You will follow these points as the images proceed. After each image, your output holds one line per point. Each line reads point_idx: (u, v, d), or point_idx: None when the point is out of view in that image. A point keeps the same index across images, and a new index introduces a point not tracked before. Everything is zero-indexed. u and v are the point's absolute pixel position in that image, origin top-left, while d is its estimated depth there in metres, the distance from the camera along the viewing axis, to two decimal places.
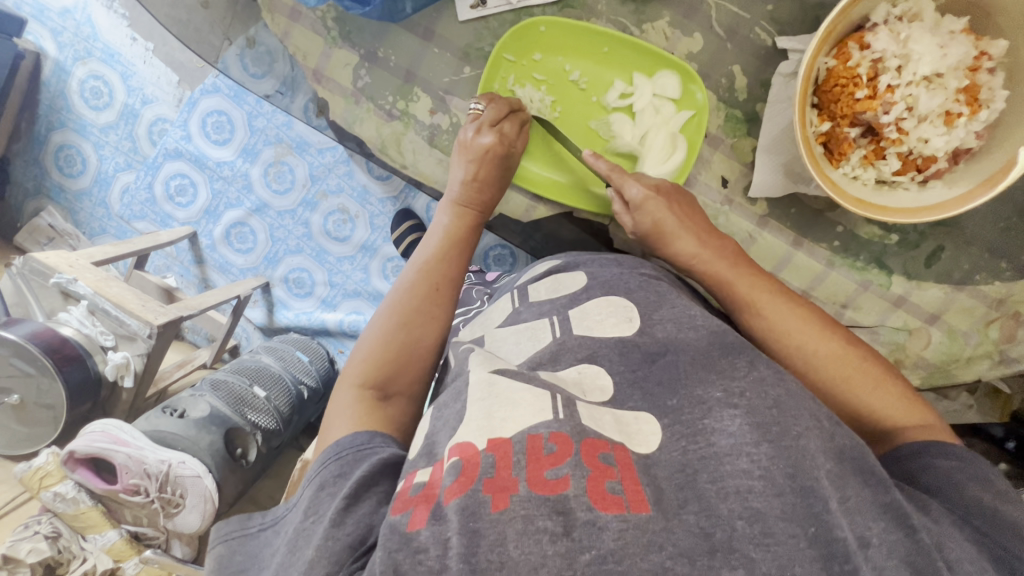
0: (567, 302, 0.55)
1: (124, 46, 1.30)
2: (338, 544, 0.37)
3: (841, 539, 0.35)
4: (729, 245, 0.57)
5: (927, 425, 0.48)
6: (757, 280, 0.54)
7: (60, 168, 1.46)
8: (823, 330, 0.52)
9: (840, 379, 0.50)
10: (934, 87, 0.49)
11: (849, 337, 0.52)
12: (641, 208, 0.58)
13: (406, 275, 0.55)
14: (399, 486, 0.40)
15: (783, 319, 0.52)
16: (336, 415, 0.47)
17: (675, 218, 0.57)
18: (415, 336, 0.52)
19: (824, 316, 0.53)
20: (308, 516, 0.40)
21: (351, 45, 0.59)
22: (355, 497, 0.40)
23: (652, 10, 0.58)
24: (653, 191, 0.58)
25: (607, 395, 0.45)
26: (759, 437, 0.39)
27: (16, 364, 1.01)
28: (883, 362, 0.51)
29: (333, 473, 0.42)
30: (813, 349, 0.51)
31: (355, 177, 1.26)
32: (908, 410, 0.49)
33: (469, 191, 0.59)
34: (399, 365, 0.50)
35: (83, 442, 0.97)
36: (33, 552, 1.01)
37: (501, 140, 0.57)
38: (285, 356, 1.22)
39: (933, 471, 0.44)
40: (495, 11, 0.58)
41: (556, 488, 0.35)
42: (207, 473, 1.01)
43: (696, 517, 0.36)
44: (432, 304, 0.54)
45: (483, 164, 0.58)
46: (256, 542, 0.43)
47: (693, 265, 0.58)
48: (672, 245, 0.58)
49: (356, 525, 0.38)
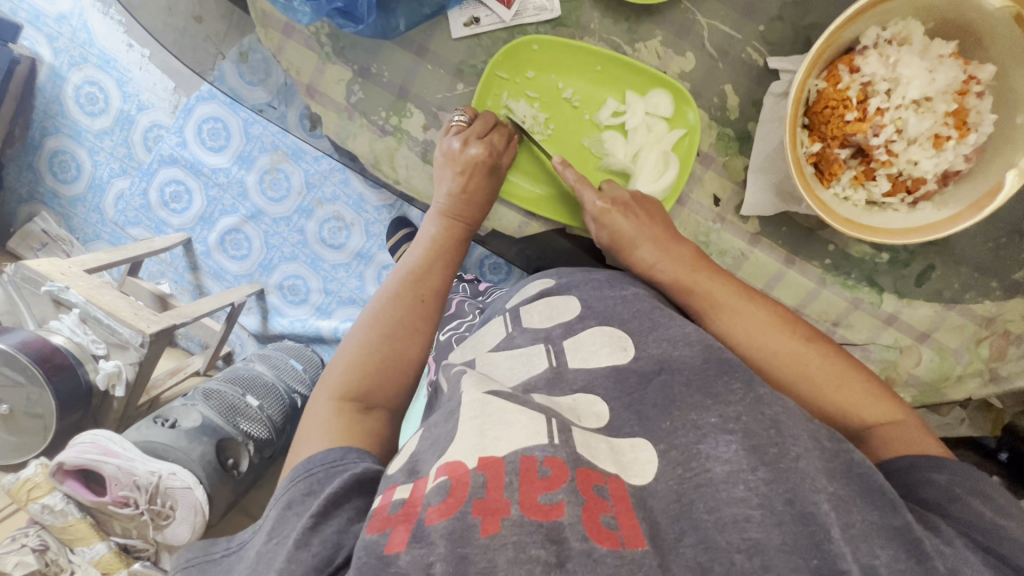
0: (560, 334, 0.54)
1: (119, 52, 1.30)
2: (303, 566, 0.37)
3: (847, 570, 0.35)
4: (686, 248, 0.58)
5: (901, 421, 0.50)
6: (717, 281, 0.56)
7: (54, 173, 1.46)
8: (784, 330, 0.53)
9: (806, 379, 0.51)
10: (923, 111, 0.50)
11: (809, 333, 0.54)
12: (601, 220, 0.60)
13: (389, 285, 0.56)
14: (377, 502, 0.40)
15: (745, 320, 0.54)
16: (314, 428, 0.47)
17: (632, 226, 0.59)
18: (398, 348, 0.52)
19: (784, 314, 0.55)
20: (272, 537, 0.40)
21: (345, 61, 0.59)
22: (323, 516, 0.40)
23: (644, 29, 0.58)
24: (611, 204, 0.59)
25: (602, 420, 0.45)
26: (755, 461, 0.39)
27: (6, 374, 1.00)
28: (848, 357, 0.53)
29: (301, 491, 0.42)
30: (776, 350, 0.52)
31: (351, 185, 1.26)
32: (878, 405, 0.50)
33: (457, 203, 0.60)
34: (381, 376, 0.51)
35: (70, 454, 0.95)
36: (18, 565, 1.00)
37: (489, 151, 0.59)
38: (279, 364, 1.21)
39: (933, 486, 0.44)
40: (489, 29, 0.59)
41: (550, 514, 0.35)
42: (197, 484, 1.00)
43: (693, 551, 0.36)
44: (417, 315, 0.55)
45: (475, 178, 0.59)
46: (217, 566, 0.43)
47: (657, 275, 0.59)
48: (633, 254, 0.59)
49: (324, 545, 0.38)
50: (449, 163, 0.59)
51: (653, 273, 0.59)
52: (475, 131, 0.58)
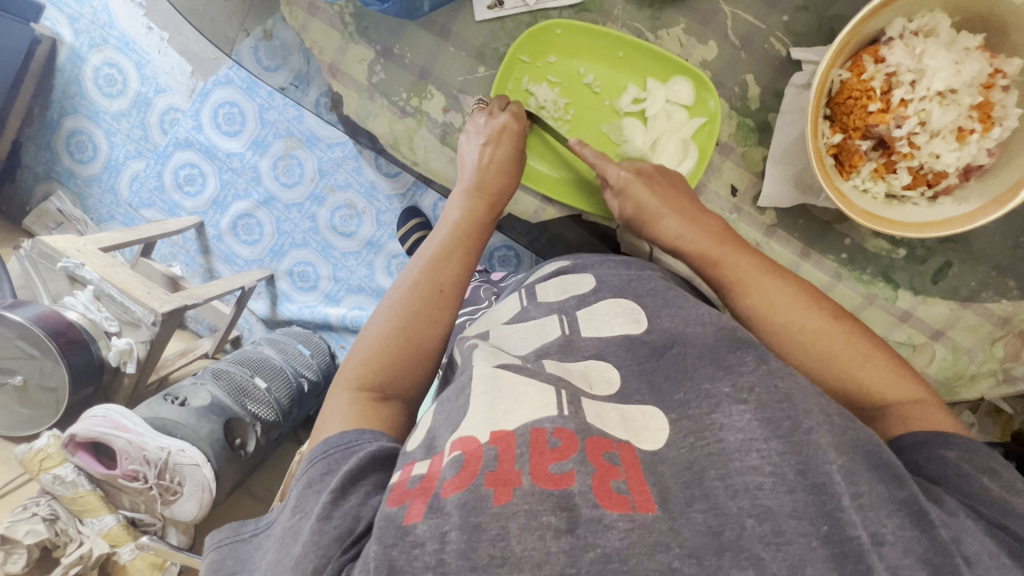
0: (575, 304, 0.55)
1: (139, 35, 1.31)
2: (326, 538, 0.37)
3: (855, 537, 0.35)
4: (714, 221, 0.57)
5: (920, 401, 0.49)
6: (743, 258, 0.55)
7: (72, 153, 1.47)
8: (809, 306, 0.52)
9: (826, 357, 0.51)
10: (948, 103, 0.50)
11: (834, 312, 0.52)
12: (624, 191, 0.58)
13: (409, 274, 0.55)
14: (395, 478, 0.40)
15: (768, 296, 0.53)
16: (329, 414, 0.47)
17: (659, 199, 0.58)
18: (417, 338, 0.51)
19: (811, 292, 0.54)
20: (296, 514, 0.41)
21: (367, 41, 0.59)
22: (342, 492, 0.40)
23: (667, 16, 0.59)
24: (635, 174, 0.58)
25: (613, 386, 0.46)
26: (769, 432, 0.39)
27: (21, 346, 1.01)
28: (868, 334, 0.52)
29: (320, 471, 0.42)
30: (801, 327, 0.51)
31: (364, 173, 1.26)
32: (899, 385, 0.49)
33: (485, 175, 0.59)
34: (398, 370, 0.50)
35: (83, 426, 0.96)
36: (30, 534, 1.01)
37: (515, 119, 0.58)
38: (286, 348, 1.23)
39: (940, 463, 0.44)
40: (511, 12, 0.59)
41: (560, 483, 0.35)
42: (205, 462, 1.01)
43: (704, 516, 0.36)
44: (436, 304, 0.53)
45: (503, 145, 0.58)
46: (247, 547, 0.43)
47: (681, 247, 0.58)
48: (658, 227, 0.58)
49: (344, 517, 0.38)
50: (474, 136, 0.58)
51: (677, 244, 0.58)
52: (497, 105, 0.59)
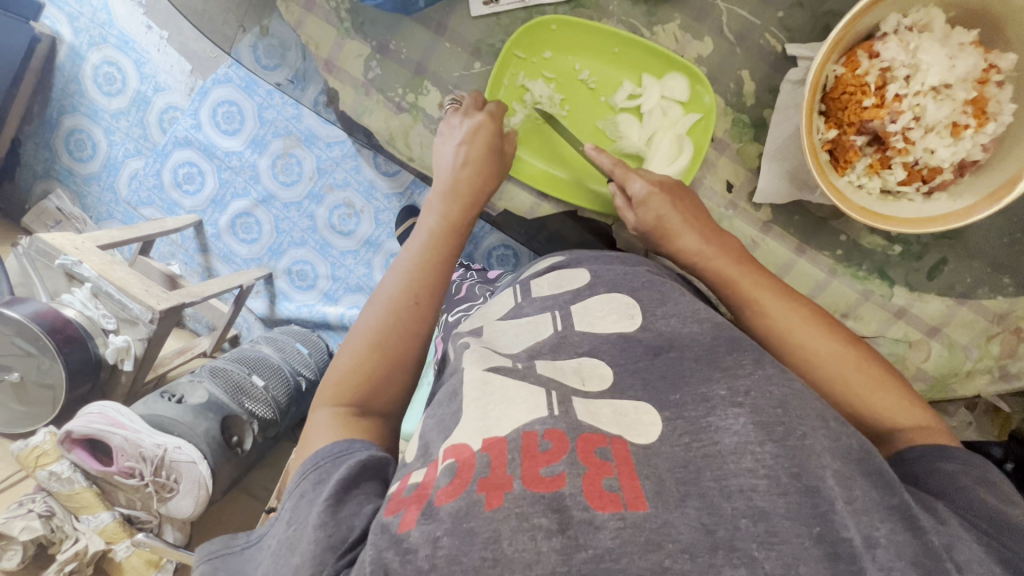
0: (570, 298, 0.55)
1: (138, 33, 1.31)
2: (320, 546, 0.37)
3: (847, 539, 0.35)
4: (731, 242, 0.57)
5: (930, 428, 0.48)
6: (758, 278, 0.55)
7: (71, 151, 1.47)
8: (823, 328, 0.52)
9: (837, 379, 0.50)
10: (942, 98, 0.50)
11: (847, 336, 0.52)
12: (644, 203, 0.58)
13: (387, 283, 0.55)
14: (393, 490, 0.40)
15: (782, 316, 0.53)
16: (313, 431, 0.47)
17: (678, 212, 0.57)
18: (395, 349, 0.51)
19: (825, 316, 0.54)
20: (290, 524, 0.40)
21: (364, 37, 0.59)
22: (336, 500, 0.39)
23: (663, 12, 0.59)
24: (658, 186, 0.58)
25: (607, 381, 0.46)
26: (764, 436, 0.39)
27: (18, 343, 1.01)
28: (881, 361, 0.52)
29: (311, 482, 0.42)
30: (814, 348, 0.51)
31: (362, 172, 1.26)
32: (908, 411, 0.49)
33: (460, 179, 0.58)
34: (376, 382, 0.50)
35: (79, 423, 0.96)
36: (26, 530, 1.01)
37: (491, 119, 0.58)
38: (284, 348, 1.23)
39: (939, 476, 0.44)
40: (506, 8, 0.59)
41: (551, 486, 0.35)
42: (202, 459, 1.01)
43: (698, 513, 0.36)
44: (412, 314, 0.53)
45: (478, 145, 0.57)
46: (241, 559, 0.43)
47: (697, 262, 0.57)
48: (676, 242, 0.58)
49: (338, 525, 0.38)
50: (448, 139, 0.58)
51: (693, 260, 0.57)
52: (469, 105, 0.58)
